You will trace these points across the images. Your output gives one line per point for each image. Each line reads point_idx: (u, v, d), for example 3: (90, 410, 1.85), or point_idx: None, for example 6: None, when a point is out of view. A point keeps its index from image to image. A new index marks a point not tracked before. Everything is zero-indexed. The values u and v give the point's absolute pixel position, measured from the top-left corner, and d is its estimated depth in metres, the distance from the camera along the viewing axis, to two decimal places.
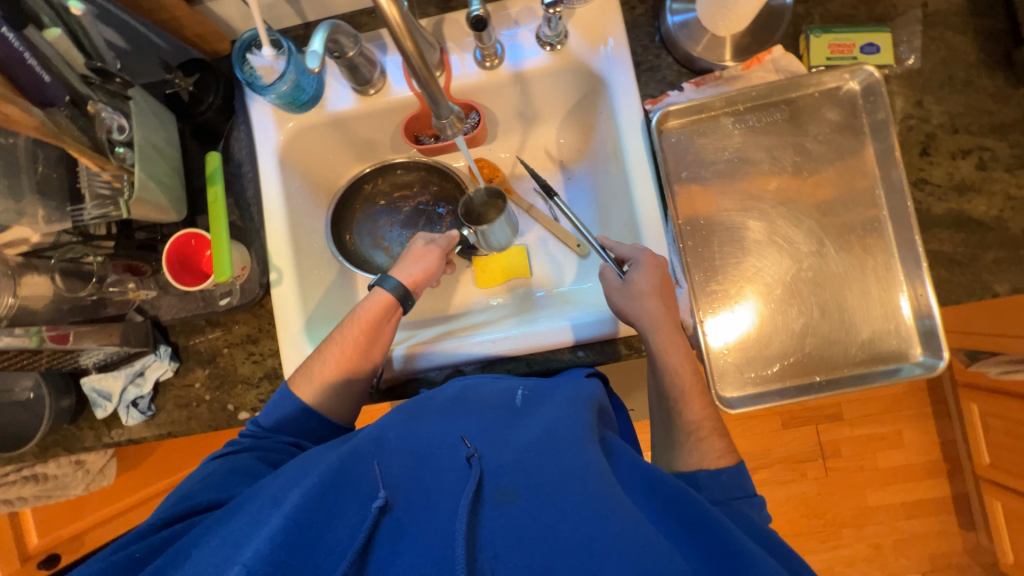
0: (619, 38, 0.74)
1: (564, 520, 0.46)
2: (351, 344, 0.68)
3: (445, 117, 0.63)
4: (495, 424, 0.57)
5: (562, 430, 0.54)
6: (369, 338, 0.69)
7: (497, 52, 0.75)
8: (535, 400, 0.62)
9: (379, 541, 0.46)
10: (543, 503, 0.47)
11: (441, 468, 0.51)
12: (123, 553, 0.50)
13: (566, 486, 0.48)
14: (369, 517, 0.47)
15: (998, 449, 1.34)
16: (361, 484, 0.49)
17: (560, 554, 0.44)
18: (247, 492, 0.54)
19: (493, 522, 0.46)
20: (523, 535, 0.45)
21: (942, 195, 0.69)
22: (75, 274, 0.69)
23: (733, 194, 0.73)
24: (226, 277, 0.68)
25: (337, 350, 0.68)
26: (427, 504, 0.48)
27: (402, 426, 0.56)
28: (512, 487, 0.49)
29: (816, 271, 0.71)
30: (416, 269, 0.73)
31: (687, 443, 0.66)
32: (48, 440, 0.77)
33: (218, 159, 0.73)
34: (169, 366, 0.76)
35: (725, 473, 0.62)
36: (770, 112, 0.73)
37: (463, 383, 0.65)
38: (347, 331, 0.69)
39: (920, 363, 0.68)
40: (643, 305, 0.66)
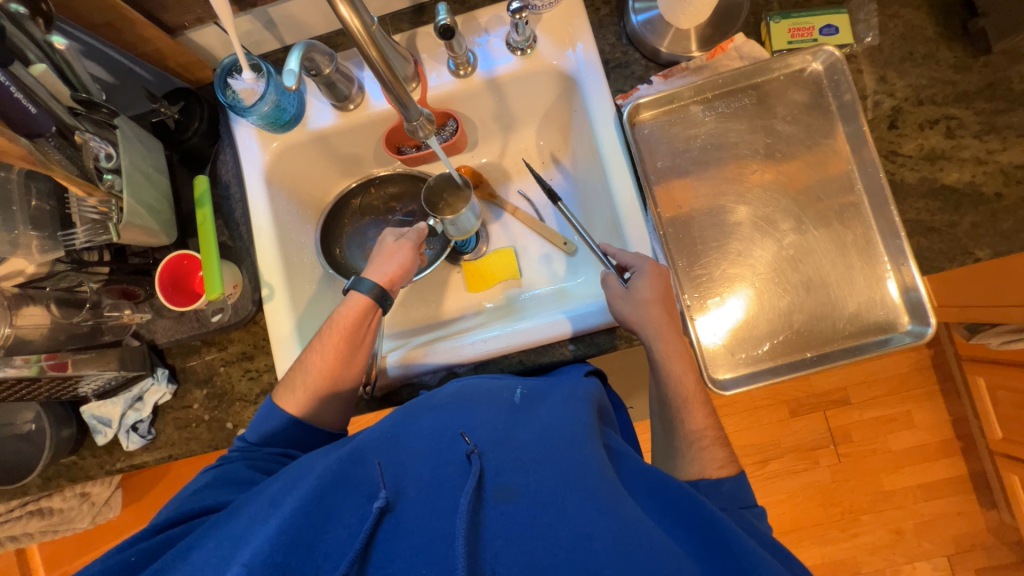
0: (587, 40, 0.76)
1: (563, 519, 0.45)
2: (332, 352, 0.69)
3: (416, 120, 0.65)
4: (496, 417, 0.55)
5: (563, 426, 0.53)
6: (351, 342, 0.70)
7: (469, 60, 0.77)
8: (535, 398, 0.60)
9: (379, 541, 0.46)
10: (544, 501, 0.46)
11: (440, 465, 0.50)
12: (120, 556, 0.51)
13: (565, 483, 0.47)
14: (370, 518, 0.47)
15: (1010, 422, 1.32)
16: (362, 485, 0.49)
17: (559, 552, 0.44)
18: (246, 496, 0.55)
19: (492, 522, 0.46)
20: (522, 534, 0.45)
21: (914, 166, 0.71)
22: (70, 302, 0.71)
23: (710, 179, 0.75)
24: (218, 293, 0.69)
25: (321, 357, 0.69)
26: (426, 504, 0.48)
27: (402, 425, 0.56)
28: (513, 486, 0.48)
29: (797, 249, 0.72)
30: (390, 267, 0.74)
31: (682, 429, 0.66)
32: (51, 471, 0.77)
33: (205, 181, 0.75)
34: (167, 389, 0.77)
35: (727, 484, 0.61)
36: (739, 98, 0.75)
37: (462, 383, 0.63)
38: (328, 336, 0.69)
39: (909, 333, 0.68)
40: (647, 313, 0.65)
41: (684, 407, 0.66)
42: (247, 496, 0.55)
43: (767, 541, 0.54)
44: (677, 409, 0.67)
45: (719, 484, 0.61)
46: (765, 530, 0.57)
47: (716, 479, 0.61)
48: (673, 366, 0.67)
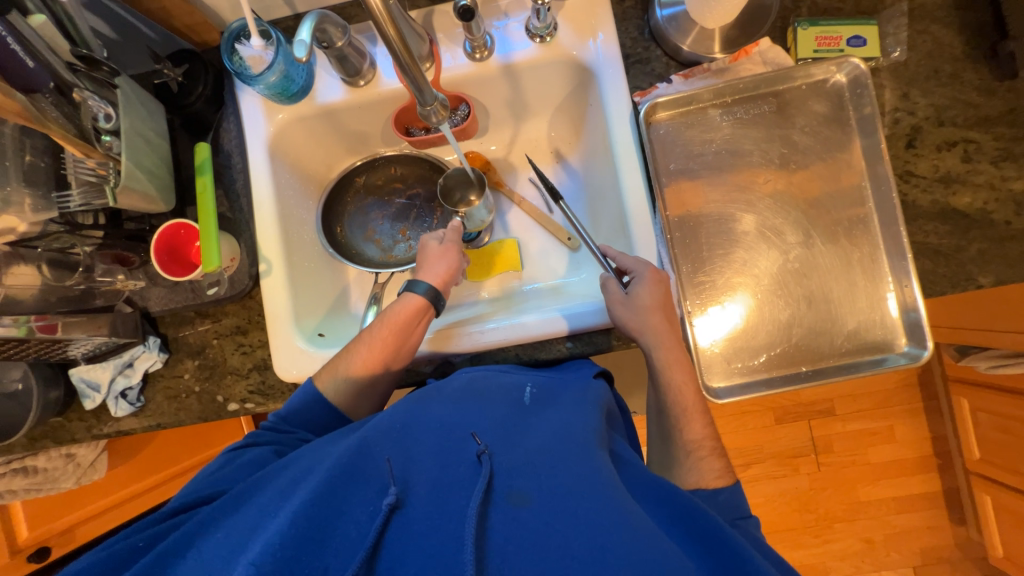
0: (609, 32, 0.74)
1: (576, 526, 0.45)
2: (380, 345, 0.69)
3: (430, 104, 0.64)
4: (506, 420, 0.56)
5: (575, 436, 0.54)
6: (401, 339, 0.70)
7: (487, 43, 0.75)
8: (544, 399, 0.62)
9: (389, 540, 0.46)
10: (556, 506, 0.47)
11: (450, 464, 0.51)
12: (126, 542, 0.51)
13: (575, 489, 0.48)
14: (380, 514, 0.47)
15: (989, 444, 1.35)
16: (371, 480, 0.49)
17: (573, 560, 0.43)
18: (250, 484, 0.56)
19: (502, 524, 0.46)
20: (534, 540, 0.45)
21: (927, 188, 0.70)
22: (62, 264, 0.70)
23: (721, 185, 0.74)
24: (214, 266, 0.68)
25: (367, 354, 0.69)
26: (430, 503, 0.48)
27: (408, 418, 0.56)
28: (525, 490, 0.48)
29: (802, 263, 0.71)
30: (440, 268, 0.74)
31: (679, 437, 0.67)
32: (37, 432, 0.78)
33: (207, 150, 0.72)
34: (158, 358, 0.76)
35: (724, 493, 0.61)
36: (758, 104, 0.73)
37: (470, 375, 0.65)
38: (376, 331, 0.69)
39: (904, 354, 0.69)
40: (648, 320, 0.66)
41: (683, 415, 0.67)
42: (260, 483, 0.56)
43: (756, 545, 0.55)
44: (673, 414, 0.67)
45: (716, 493, 0.62)
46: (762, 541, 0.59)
47: (714, 488, 0.62)
48: (674, 374, 0.67)
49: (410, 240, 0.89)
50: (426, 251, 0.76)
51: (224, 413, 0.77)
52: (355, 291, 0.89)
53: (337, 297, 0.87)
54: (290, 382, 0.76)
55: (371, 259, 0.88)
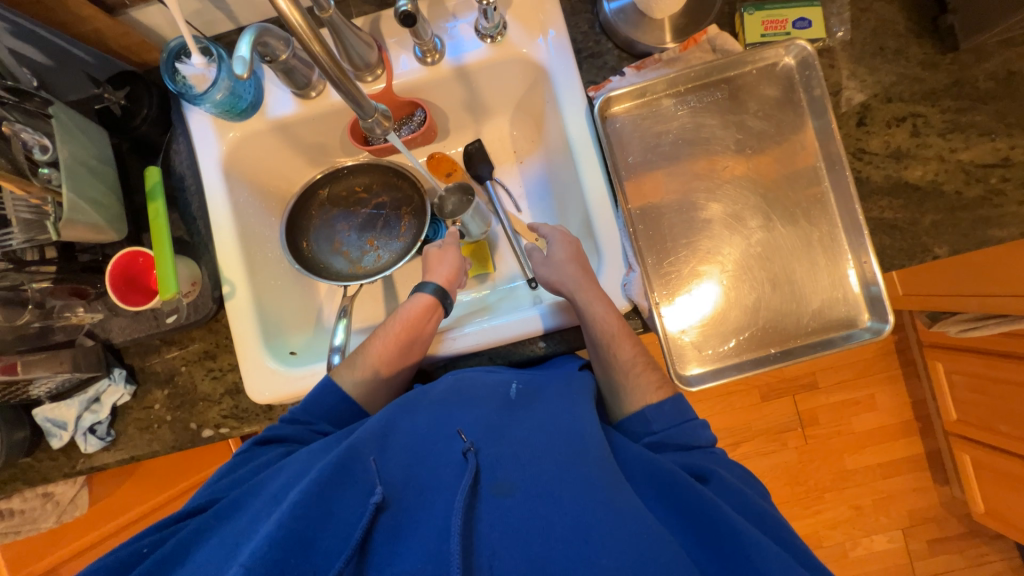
0: (559, 26, 0.73)
1: (560, 511, 0.46)
2: (392, 339, 0.70)
3: (371, 117, 0.62)
4: (494, 417, 0.57)
5: (561, 425, 0.56)
6: (413, 334, 0.70)
7: (437, 47, 0.74)
8: (530, 393, 0.62)
9: (376, 537, 0.46)
10: (541, 495, 0.48)
11: (438, 465, 0.51)
12: (130, 548, 0.50)
13: (563, 480, 0.49)
14: (366, 513, 0.46)
15: (965, 405, 1.39)
16: (358, 483, 0.49)
17: (558, 542, 0.44)
18: (248, 489, 0.55)
19: (490, 514, 0.46)
20: (520, 525, 0.46)
21: (880, 164, 0.71)
22: (13, 302, 0.67)
23: (680, 175, 0.74)
24: (171, 293, 0.66)
25: (383, 350, 0.70)
26: (416, 503, 0.49)
27: (395, 420, 0.56)
28: (510, 480, 0.49)
29: (765, 247, 0.72)
30: (445, 269, 0.76)
31: (614, 360, 0.67)
32: (6, 475, 0.76)
33: (157, 173, 0.70)
34: (126, 390, 0.75)
35: (668, 404, 0.63)
36: (711, 92, 0.74)
37: (458, 375, 0.65)
38: (390, 327, 0.71)
39: (868, 329, 0.70)
40: (564, 270, 0.71)
41: (611, 340, 0.67)
42: (257, 487, 0.55)
43: (765, 522, 0.53)
44: (607, 344, 0.68)
45: (660, 404, 0.63)
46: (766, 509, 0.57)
47: (657, 401, 0.64)
48: (596, 306, 0.68)
49: (379, 249, 0.88)
50: (431, 254, 0.78)
51: (198, 440, 0.76)
52: (326, 305, 0.88)
53: (307, 312, 0.86)
54: (263, 404, 0.74)
55: (340, 272, 0.86)
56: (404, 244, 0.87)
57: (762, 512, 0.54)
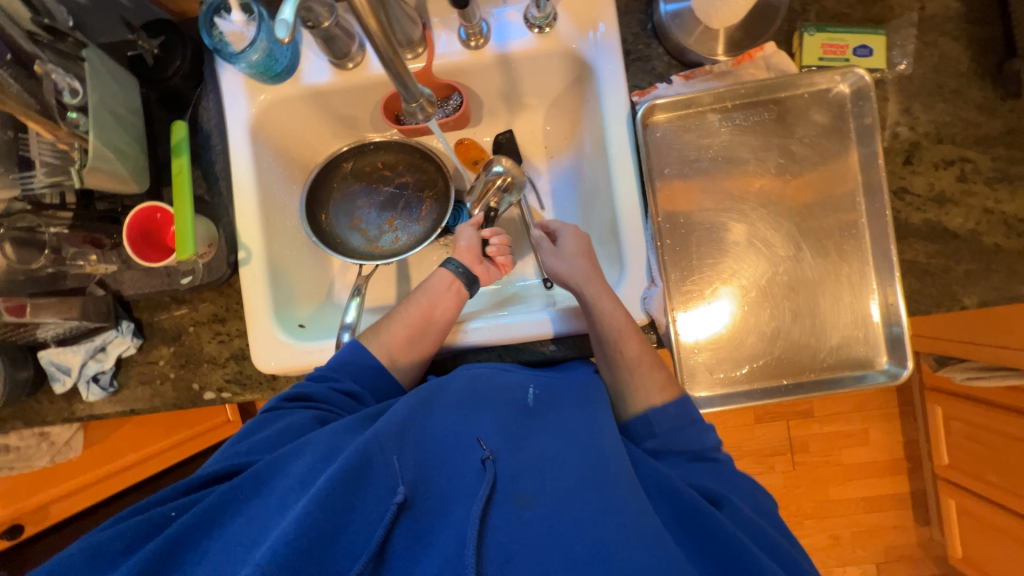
0: (610, 23, 0.71)
1: (580, 530, 0.47)
2: (414, 307, 0.71)
3: (415, 101, 0.60)
4: (512, 425, 0.57)
5: (582, 440, 0.55)
6: (431, 302, 0.71)
7: (482, 31, 0.72)
8: (548, 403, 0.62)
9: (395, 538, 0.48)
10: (561, 513, 0.48)
11: (457, 471, 0.52)
12: (158, 511, 0.50)
13: (582, 498, 0.49)
14: (388, 513, 0.47)
15: (958, 451, 1.39)
16: (379, 481, 0.49)
17: (576, 562, 0.45)
18: (272, 461, 0.54)
19: (508, 526, 0.47)
20: (539, 540, 0.46)
21: (921, 206, 0.69)
22: (29, 245, 0.65)
23: (715, 193, 0.72)
24: (188, 255, 0.64)
25: (404, 327, 0.70)
26: (437, 504, 0.50)
27: (417, 415, 0.56)
28: (530, 493, 0.49)
29: (791, 276, 0.71)
30: (462, 241, 0.76)
31: (621, 358, 0.65)
32: (8, 412, 0.76)
33: (183, 129, 0.69)
34: (132, 343, 0.75)
35: (672, 406, 0.62)
36: (758, 110, 0.71)
37: (473, 373, 0.64)
38: (413, 297, 0.72)
39: (884, 372, 0.69)
40: (573, 262, 0.70)
41: (619, 337, 0.66)
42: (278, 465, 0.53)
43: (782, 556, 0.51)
44: (616, 343, 0.66)
45: (665, 407, 0.62)
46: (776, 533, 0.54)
47: (663, 403, 0.62)
48: (606, 304, 0.66)
49: (397, 230, 0.87)
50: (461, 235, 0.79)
51: (200, 401, 0.76)
52: (337, 281, 0.87)
53: (319, 286, 0.85)
54: (268, 373, 0.74)
55: (355, 249, 0.85)
56: (423, 228, 0.86)
57: (776, 543, 0.52)
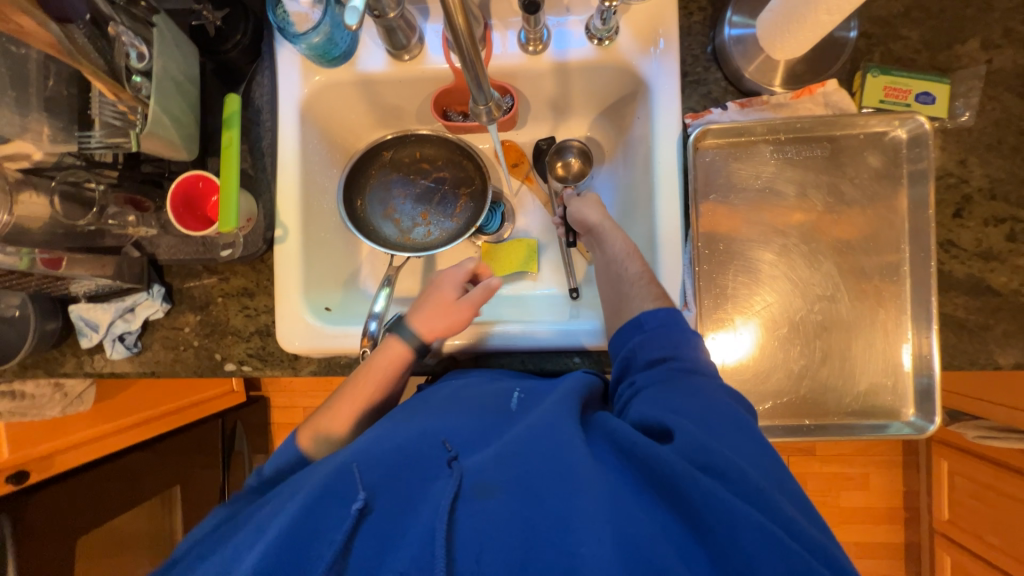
0: (671, 40, 0.70)
1: (539, 512, 0.46)
2: (359, 392, 0.67)
3: (483, 104, 0.59)
4: (486, 424, 0.57)
5: (546, 421, 0.53)
6: (378, 389, 0.68)
7: (542, 37, 0.72)
8: (528, 399, 0.61)
9: (361, 541, 0.49)
10: (522, 498, 0.47)
11: (424, 475, 0.52)
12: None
13: (542, 480, 0.48)
14: (351, 518, 0.49)
15: (960, 507, 1.37)
16: (342, 495, 0.50)
17: (537, 542, 0.45)
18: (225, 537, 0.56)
19: (469, 517, 0.47)
20: (502, 527, 0.46)
21: (965, 260, 0.68)
22: (74, 199, 0.66)
23: (758, 224, 0.71)
24: (231, 227, 0.65)
25: (352, 403, 0.68)
26: (404, 505, 0.50)
27: (381, 433, 0.57)
28: (491, 482, 0.49)
29: (825, 316, 0.70)
30: (437, 324, 0.70)
31: (626, 275, 0.69)
32: (29, 360, 0.77)
33: (236, 102, 0.69)
34: (161, 307, 0.75)
35: (663, 311, 0.62)
36: (812, 147, 0.70)
37: (460, 384, 0.67)
38: (361, 377, 0.68)
39: (910, 424, 0.68)
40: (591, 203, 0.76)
41: (626, 258, 0.70)
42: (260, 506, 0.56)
43: (754, 491, 0.45)
44: (621, 263, 0.71)
45: (654, 310, 0.62)
46: (767, 471, 0.49)
47: (653, 307, 0.63)
48: (616, 236, 0.72)
49: (430, 224, 0.87)
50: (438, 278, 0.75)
51: (219, 372, 0.76)
52: (365, 268, 0.87)
53: (347, 272, 0.85)
54: (290, 353, 0.75)
55: (387, 238, 0.85)
56: (456, 226, 0.86)
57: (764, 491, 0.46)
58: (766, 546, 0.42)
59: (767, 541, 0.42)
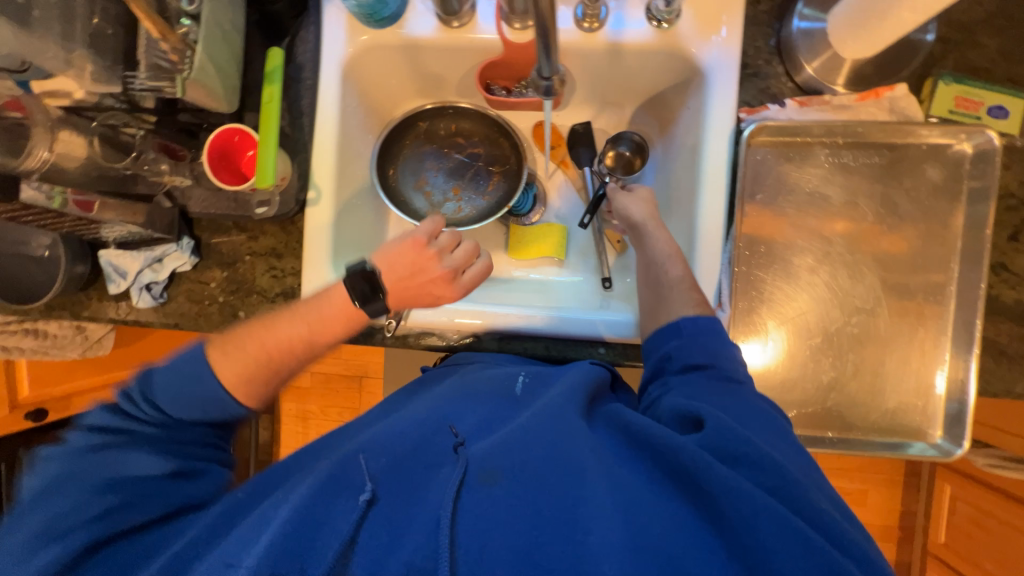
0: (734, 29, 0.68)
1: (547, 498, 0.46)
2: (304, 325, 0.62)
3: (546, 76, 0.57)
4: (493, 414, 0.58)
5: (552, 411, 0.54)
6: (324, 321, 0.62)
7: (600, 14, 0.69)
8: (535, 387, 0.62)
9: (367, 531, 0.47)
10: (530, 486, 0.47)
11: (430, 466, 0.52)
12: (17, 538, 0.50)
13: (549, 470, 0.48)
14: (358, 510, 0.48)
15: (957, 533, 1.36)
16: (347, 486, 0.50)
17: (545, 528, 0.44)
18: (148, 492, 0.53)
19: (474, 505, 0.46)
20: (511, 515, 0.45)
21: (1016, 285, 0.66)
22: (112, 142, 0.67)
23: (803, 230, 0.69)
24: (267, 184, 0.64)
25: (287, 332, 0.62)
26: (407, 499, 0.49)
27: (384, 428, 0.58)
28: (496, 469, 0.48)
29: (862, 329, 0.68)
30: (389, 252, 0.65)
31: (666, 278, 0.66)
32: (55, 302, 0.77)
33: (280, 56, 0.68)
34: (189, 261, 0.75)
35: (703, 319, 0.61)
36: (870, 153, 0.67)
37: (462, 377, 0.67)
38: (310, 307, 0.63)
39: (936, 447, 0.67)
40: (639, 202, 0.73)
41: (669, 261, 0.68)
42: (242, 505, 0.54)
43: (776, 482, 0.44)
44: (661, 264, 0.68)
45: (695, 317, 0.61)
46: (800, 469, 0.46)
47: (694, 313, 0.61)
48: (660, 237, 0.69)
49: (461, 200, 0.85)
50: (417, 248, 0.65)
51: None
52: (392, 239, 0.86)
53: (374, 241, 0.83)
54: None
55: (417, 211, 0.84)
56: (487, 204, 0.84)
57: (792, 479, 0.44)
58: (788, 540, 0.40)
59: (789, 532, 0.41)
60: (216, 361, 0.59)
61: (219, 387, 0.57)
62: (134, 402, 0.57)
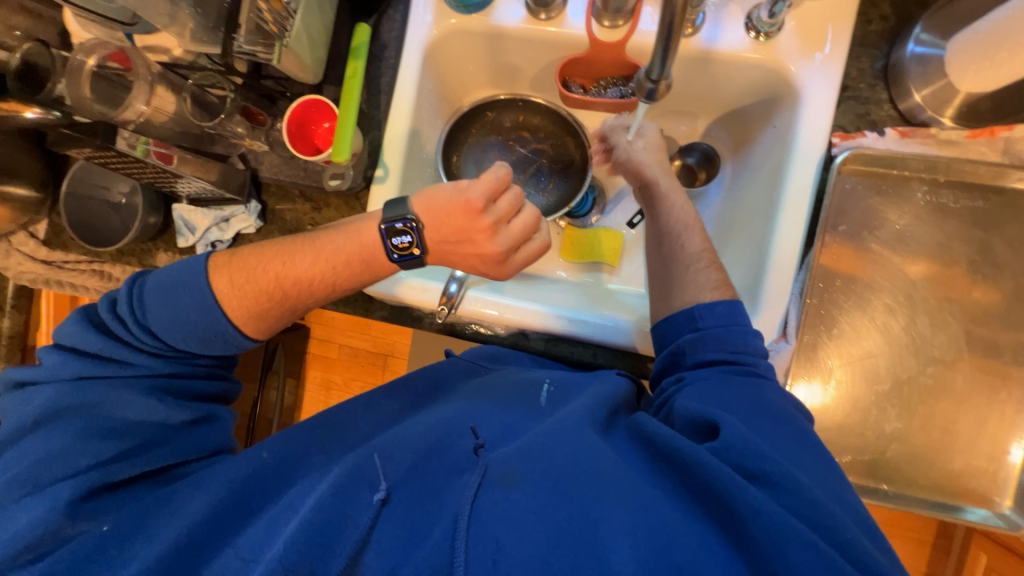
0: (839, 48, 0.64)
1: (566, 507, 0.43)
2: (310, 260, 0.62)
3: (654, 79, 0.54)
4: (513, 420, 0.56)
5: (573, 421, 0.52)
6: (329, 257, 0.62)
7: (697, 20, 0.66)
8: (559, 396, 0.60)
9: (380, 532, 0.45)
10: (552, 493, 0.44)
11: (451, 469, 0.50)
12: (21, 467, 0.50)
13: (572, 478, 0.45)
14: (373, 510, 0.46)
15: None
16: (364, 480, 0.49)
17: (564, 543, 0.41)
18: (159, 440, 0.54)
19: (492, 506, 0.44)
20: (531, 522, 0.42)
21: None
22: (201, 103, 0.69)
23: (886, 268, 0.65)
24: (342, 158, 0.65)
25: (286, 264, 0.62)
26: (426, 501, 0.47)
27: (402, 428, 0.56)
28: (517, 473, 0.46)
29: (936, 381, 0.64)
30: (435, 201, 0.63)
31: (682, 251, 0.64)
32: (127, 248, 0.79)
33: (366, 33, 0.71)
34: (254, 224, 0.76)
35: (721, 304, 0.58)
36: (971, 196, 0.63)
37: (481, 382, 0.66)
38: (318, 245, 0.62)
39: (1002, 517, 0.62)
40: (649, 155, 0.71)
41: (683, 230, 0.66)
42: (260, 485, 0.53)
43: (813, 503, 0.42)
44: (676, 235, 0.66)
45: (712, 304, 0.58)
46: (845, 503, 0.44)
47: (711, 300, 0.59)
48: (676, 203, 0.68)
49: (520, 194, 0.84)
50: (467, 211, 0.62)
51: None
52: None
53: None
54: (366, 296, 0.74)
55: None
56: (547, 201, 0.83)
57: (830, 510, 0.41)
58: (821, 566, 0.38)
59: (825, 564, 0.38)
60: (217, 281, 0.59)
61: (216, 306, 0.58)
62: (127, 328, 0.57)
